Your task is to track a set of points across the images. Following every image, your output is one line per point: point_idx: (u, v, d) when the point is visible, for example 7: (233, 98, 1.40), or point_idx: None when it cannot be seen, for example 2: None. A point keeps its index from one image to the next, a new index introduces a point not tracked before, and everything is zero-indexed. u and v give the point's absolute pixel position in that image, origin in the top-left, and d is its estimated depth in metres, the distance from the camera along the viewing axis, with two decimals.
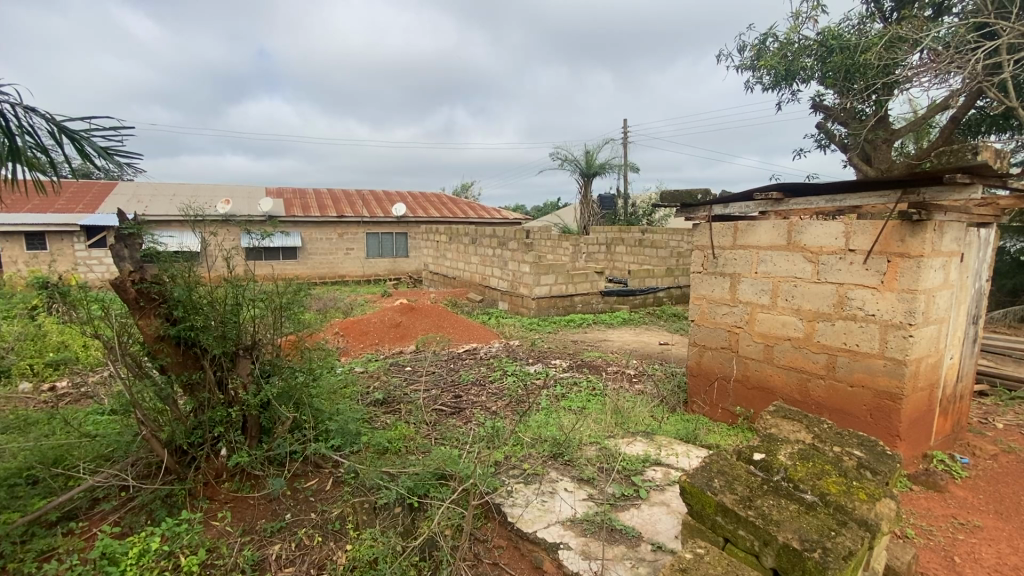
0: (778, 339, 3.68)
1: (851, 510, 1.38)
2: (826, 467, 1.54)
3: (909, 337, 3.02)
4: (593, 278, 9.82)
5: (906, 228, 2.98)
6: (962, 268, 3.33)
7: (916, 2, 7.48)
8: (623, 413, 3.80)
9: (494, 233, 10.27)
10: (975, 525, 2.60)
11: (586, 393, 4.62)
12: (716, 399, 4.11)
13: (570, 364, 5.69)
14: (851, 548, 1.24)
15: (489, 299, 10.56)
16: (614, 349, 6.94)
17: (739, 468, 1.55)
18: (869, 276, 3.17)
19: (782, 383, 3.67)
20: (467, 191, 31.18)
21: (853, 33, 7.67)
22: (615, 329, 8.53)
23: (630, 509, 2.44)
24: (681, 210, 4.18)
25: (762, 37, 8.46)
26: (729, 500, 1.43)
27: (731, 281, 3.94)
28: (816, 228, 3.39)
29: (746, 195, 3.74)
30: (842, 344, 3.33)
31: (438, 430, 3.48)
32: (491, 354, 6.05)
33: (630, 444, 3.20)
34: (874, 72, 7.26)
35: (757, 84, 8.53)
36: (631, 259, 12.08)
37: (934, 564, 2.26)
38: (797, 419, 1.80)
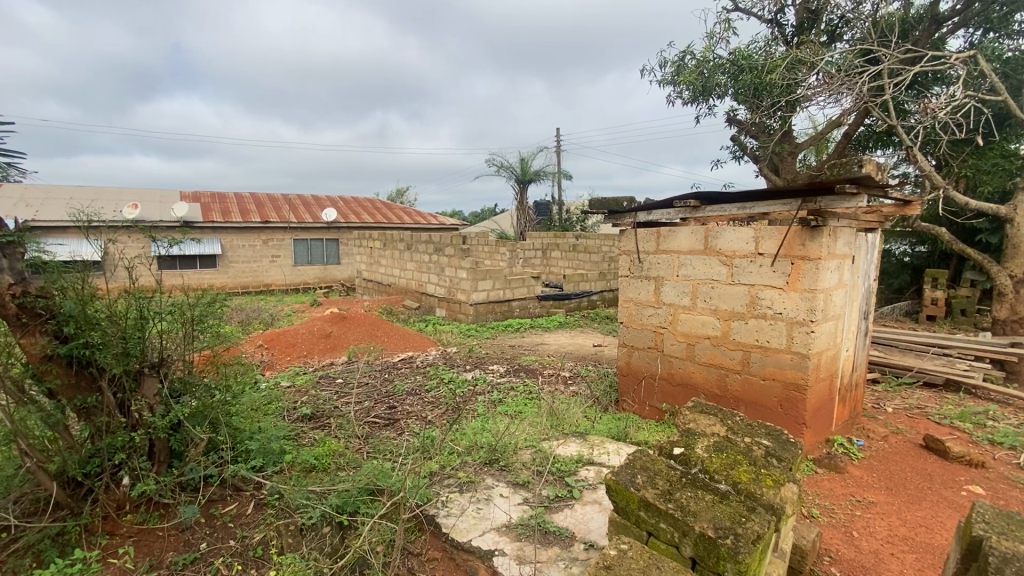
0: (698, 338, 3.91)
1: (759, 496, 1.46)
2: (738, 457, 1.61)
3: (812, 333, 3.30)
4: (530, 283, 9.94)
5: (807, 233, 3.25)
6: (854, 269, 3.70)
7: (813, 29, 8.26)
8: (559, 415, 3.86)
9: (429, 239, 10.14)
10: (869, 501, 2.88)
11: (522, 397, 4.65)
12: (644, 397, 4.29)
13: (507, 369, 5.73)
14: (759, 532, 1.32)
15: (425, 306, 10.41)
16: (550, 352, 7.08)
17: (659, 463, 1.61)
18: (775, 277, 3.44)
19: (703, 379, 3.90)
20: (402, 197, 30.50)
21: (760, 53, 8.34)
22: (552, 333, 8.66)
23: (564, 510, 2.48)
24: (609, 216, 4.35)
25: (680, 55, 9.00)
26: (650, 494, 1.49)
27: (655, 284, 4.13)
28: (729, 233, 3.64)
29: (668, 203, 3.96)
30: (755, 341, 3.59)
31: (370, 444, 3.37)
32: (427, 362, 5.94)
33: (564, 445, 3.26)
34: (778, 90, 7.94)
35: (678, 98, 9.07)
36: (566, 265, 12.34)
37: (836, 540, 2.47)
38: (713, 414, 1.89)
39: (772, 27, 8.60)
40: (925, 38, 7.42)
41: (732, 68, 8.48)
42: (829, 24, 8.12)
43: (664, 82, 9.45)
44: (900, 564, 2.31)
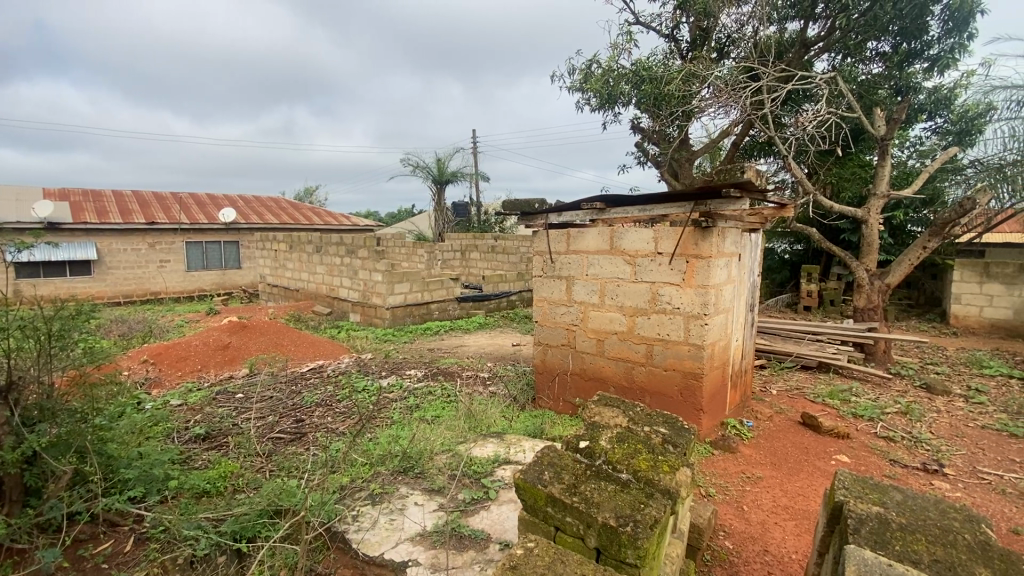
0: (606, 334, 4.08)
1: (657, 482, 1.54)
2: (638, 446, 1.68)
3: (706, 325, 3.58)
4: (448, 285, 9.84)
5: (699, 234, 3.52)
6: (741, 266, 4.07)
7: (705, 45, 8.97)
8: (476, 417, 3.85)
9: (341, 241, 9.68)
10: (757, 477, 3.18)
11: (439, 401, 4.58)
12: (558, 393, 4.42)
13: (425, 373, 5.62)
14: (656, 516, 1.39)
15: (338, 311, 9.94)
16: (470, 354, 7.06)
17: (566, 458, 1.64)
18: (673, 275, 3.68)
19: (612, 373, 4.09)
20: (311, 196, 28.83)
21: (659, 66, 8.93)
22: (471, 334, 8.63)
23: (479, 512, 2.47)
24: (522, 217, 4.43)
25: (587, 63, 9.39)
26: (557, 490, 1.51)
27: (566, 283, 4.27)
28: (631, 234, 3.84)
29: (576, 205, 4.10)
30: (657, 335, 3.81)
31: (274, 462, 3.14)
32: (339, 371, 5.66)
33: (481, 446, 3.25)
34: (676, 101, 8.54)
35: (586, 105, 9.45)
36: (485, 266, 12.37)
37: (729, 515, 2.70)
38: (616, 406, 1.97)
39: (669, 42, 9.24)
40: (797, 60, 8.36)
41: (634, 78, 8.98)
42: (718, 42, 8.86)
43: (572, 89, 9.81)
44: (782, 532, 2.56)
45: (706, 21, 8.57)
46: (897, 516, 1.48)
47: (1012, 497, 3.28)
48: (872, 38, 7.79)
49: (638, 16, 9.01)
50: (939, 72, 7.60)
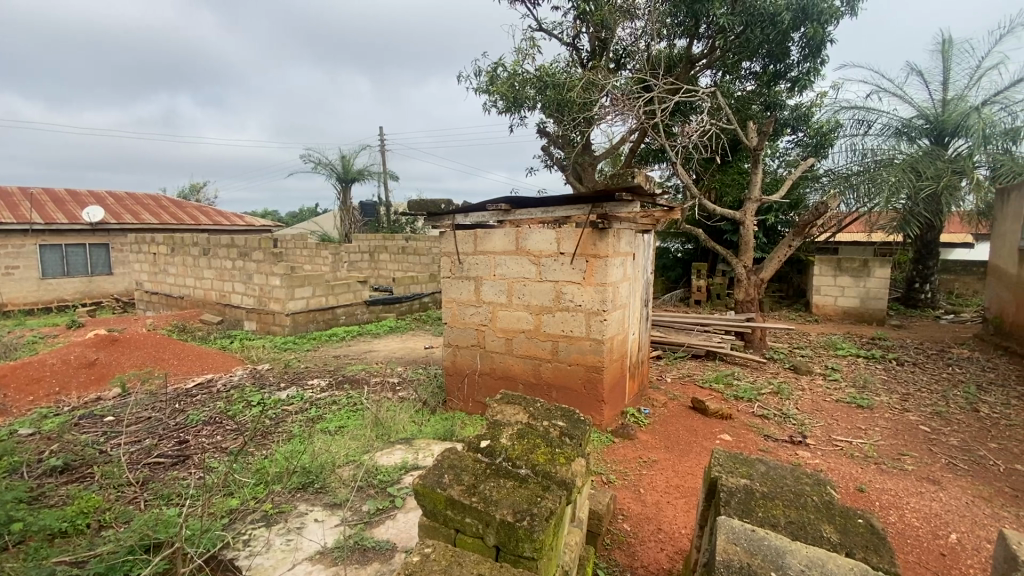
0: (514, 333, 4.16)
1: (553, 474, 1.59)
2: (537, 441, 1.73)
3: (605, 321, 3.77)
4: (356, 288, 9.45)
5: (597, 235, 3.71)
6: (635, 265, 4.34)
7: (604, 55, 9.45)
8: (383, 424, 3.73)
9: (231, 243, 8.89)
10: (653, 461, 3.41)
11: (345, 411, 4.38)
12: (468, 394, 4.43)
13: (329, 382, 5.35)
14: (552, 508, 1.43)
15: (231, 319, 9.14)
16: (379, 359, 6.84)
17: (467, 459, 1.64)
18: (575, 274, 3.84)
19: (520, 370, 4.17)
20: (197, 192, 26.10)
21: (561, 73, 9.27)
22: (381, 339, 8.34)
23: (385, 522, 2.39)
24: (428, 218, 4.38)
25: (493, 66, 9.51)
26: (456, 492, 1.50)
27: (475, 284, 4.28)
28: (536, 235, 3.95)
29: (482, 206, 4.14)
30: (562, 332, 3.95)
31: (151, 490, 2.81)
32: (231, 385, 5.19)
33: (388, 454, 3.16)
34: (577, 108, 8.91)
35: (492, 107, 9.56)
36: (394, 268, 12.03)
37: (628, 499, 2.87)
38: (518, 403, 2.00)
39: (570, 50, 9.62)
40: (684, 74, 9.09)
41: (538, 83, 9.23)
42: (615, 53, 9.38)
43: (479, 90, 9.87)
44: (673, 510, 2.76)
45: (604, 32, 9.03)
46: (760, 485, 1.67)
47: (858, 459, 3.84)
48: (746, 59, 8.68)
49: (540, 22, 9.27)
50: (799, 92, 8.72)
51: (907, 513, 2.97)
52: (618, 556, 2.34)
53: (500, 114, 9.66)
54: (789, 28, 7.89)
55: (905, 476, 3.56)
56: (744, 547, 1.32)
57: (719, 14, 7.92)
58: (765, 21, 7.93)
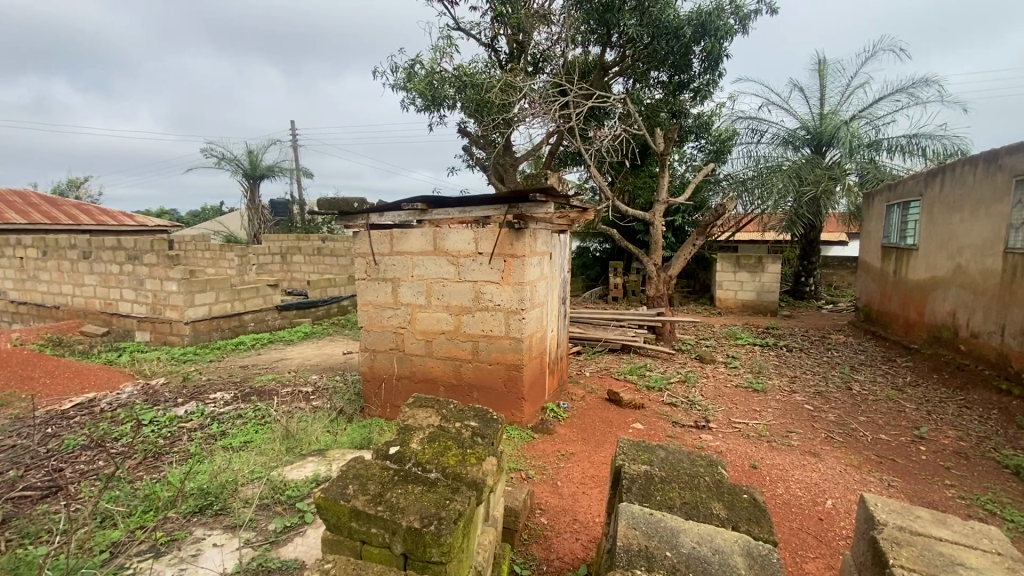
0: (434, 334, 4.10)
1: (464, 475, 1.59)
2: (448, 443, 1.71)
3: (523, 319, 3.83)
4: (266, 292, 8.86)
5: (513, 235, 3.75)
6: (552, 264, 4.45)
7: (522, 58, 9.60)
8: (294, 437, 3.52)
9: (118, 245, 7.98)
10: (571, 453, 3.52)
11: (252, 425, 4.08)
12: (387, 399, 4.32)
13: (235, 395, 4.96)
14: (460, 510, 1.42)
15: (119, 330, 8.20)
16: (292, 367, 6.46)
17: (373, 468, 1.59)
18: (493, 273, 3.86)
19: (441, 372, 4.12)
20: (77, 188, 23.17)
21: (480, 73, 9.29)
22: (296, 346, 7.87)
23: (293, 540, 2.25)
24: (340, 218, 4.22)
25: (410, 63, 9.33)
26: (360, 503, 1.45)
27: (392, 285, 4.17)
28: (453, 235, 3.92)
29: (397, 205, 4.05)
30: (481, 331, 3.96)
31: (12, 529, 2.44)
32: (118, 404, 4.65)
33: (299, 467, 2.98)
34: (496, 109, 8.99)
35: (411, 105, 9.38)
36: (309, 270, 11.41)
37: (546, 493, 2.93)
38: (431, 405, 1.98)
39: (488, 51, 9.67)
40: (598, 81, 9.44)
41: (457, 83, 9.19)
42: (533, 57, 9.56)
43: (397, 87, 9.65)
44: (588, 500, 2.86)
45: (521, 35, 9.18)
46: (659, 470, 1.78)
47: (753, 438, 4.20)
48: (654, 69, 9.20)
49: (458, 21, 9.25)
50: (701, 101, 9.39)
51: (792, 485, 3.31)
52: (534, 550, 2.38)
53: (418, 112, 9.50)
54: (690, 41, 8.47)
55: (792, 451, 3.95)
56: (642, 531, 1.40)
57: (628, 25, 8.35)
58: (670, 34, 8.48)
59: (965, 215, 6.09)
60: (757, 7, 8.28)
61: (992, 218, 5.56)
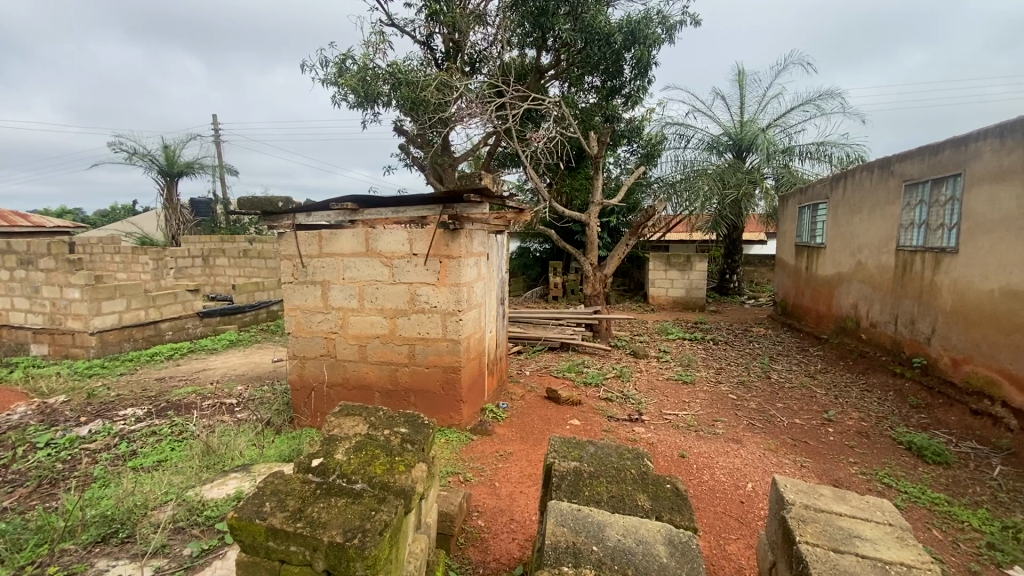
0: (368, 338, 3.98)
1: (392, 484, 1.55)
2: (375, 451, 1.67)
3: (460, 320, 3.79)
4: (185, 298, 8.23)
5: (449, 235, 3.71)
6: (489, 264, 4.44)
7: (458, 58, 9.54)
8: (215, 453, 3.28)
9: (7, 248, 7.13)
10: (509, 453, 3.54)
11: (167, 443, 3.76)
12: (317, 407, 4.15)
13: (149, 410, 4.57)
14: (387, 520, 1.38)
15: (10, 343, 7.32)
16: (216, 378, 6.04)
17: (293, 482, 1.52)
18: (428, 275, 3.80)
19: (375, 377, 4.01)
20: None
21: (415, 71, 9.13)
22: (220, 355, 7.37)
23: (211, 565, 2.09)
24: (264, 218, 4.01)
25: (341, 57, 9.00)
26: (278, 520, 1.37)
27: (321, 289, 4.00)
28: (386, 236, 3.83)
29: (325, 205, 3.90)
30: (417, 334, 3.89)
31: None
32: (6, 426, 4.14)
33: (220, 485, 2.76)
34: (432, 108, 8.86)
35: (342, 101, 9.05)
36: (234, 274, 10.72)
37: (484, 495, 2.92)
38: (358, 414, 1.91)
39: (424, 49, 9.52)
40: (534, 83, 9.53)
41: (391, 80, 8.97)
42: (469, 57, 9.51)
43: (327, 82, 9.28)
44: (525, 499, 2.88)
45: (456, 35, 9.12)
46: (588, 466, 1.81)
47: (683, 429, 4.41)
48: (588, 74, 9.43)
49: (391, 17, 9.03)
50: (632, 106, 9.72)
51: (717, 471, 3.50)
52: (471, 553, 2.36)
53: (350, 109, 9.18)
54: (622, 48, 8.75)
55: (717, 439, 4.19)
56: (570, 527, 1.43)
57: (563, 29, 8.52)
58: (602, 40, 8.72)
59: (864, 216, 6.70)
60: (682, 19, 8.70)
61: (887, 219, 6.15)
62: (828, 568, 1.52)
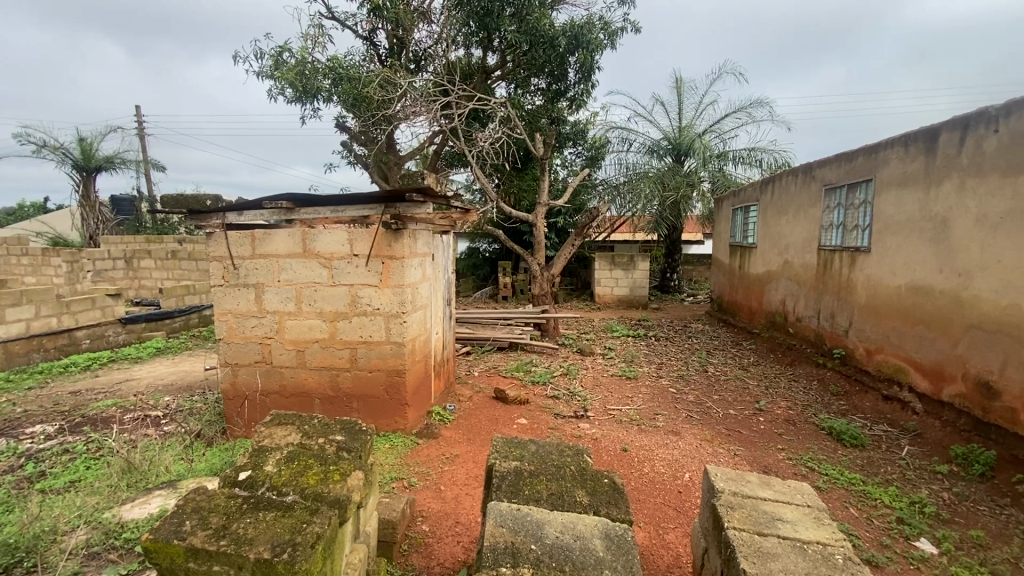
0: (306, 343, 3.83)
1: (326, 494, 1.50)
2: (308, 462, 1.61)
3: (404, 322, 3.72)
4: (104, 303, 7.61)
5: (391, 235, 3.63)
6: (434, 265, 4.39)
7: (402, 55, 9.38)
8: (137, 470, 3.04)
9: None
10: (455, 455, 3.51)
11: (82, 461, 3.46)
12: (252, 416, 3.95)
13: (62, 426, 4.19)
14: (319, 532, 1.33)
15: None
16: (140, 389, 5.62)
17: (218, 498, 1.44)
18: (370, 276, 3.70)
19: (315, 384, 3.86)
20: None
21: (357, 67, 8.87)
22: (144, 364, 6.86)
23: None
24: (190, 217, 3.78)
25: (277, 49, 8.62)
26: (198, 540, 1.28)
27: (255, 292, 3.82)
28: (325, 236, 3.70)
29: (258, 204, 3.72)
30: (359, 337, 3.78)
31: None
32: None
33: (141, 505, 2.52)
34: (375, 105, 8.64)
35: (278, 95, 8.65)
36: (161, 277, 10.01)
37: (429, 499, 2.88)
38: (291, 423, 1.84)
39: (366, 45, 9.28)
40: (480, 84, 9.51)
41: (332, 75, 8.68)
42: (413, 54, 9.36)
43: (262, 75, 8.86)
44: (470, 501, 2.87)
45: (400, 31, 8.95)
46: (529, 465, 1.83)
47: (627, 423, 4.55)
48: (533, 77, 9.51)
49: (331, 11, 8.73)
50: (577, 109, 9.91)
51: (657, 463, 3.63)
52: (414, 560, 2.32)
53: (288, 104, 8.80)
54: (566, 52, 8.88)
55: (658, 432, 4.35)
56: (509, 527, 1.43)
57: (508, 31, 8.57)
58: (546, 43, 8.79)
59: (790, 218, 7.17)
60: (623, 26, 8.95)
61: (809, 221, 6.61)
62: (753, 550, 1.61)
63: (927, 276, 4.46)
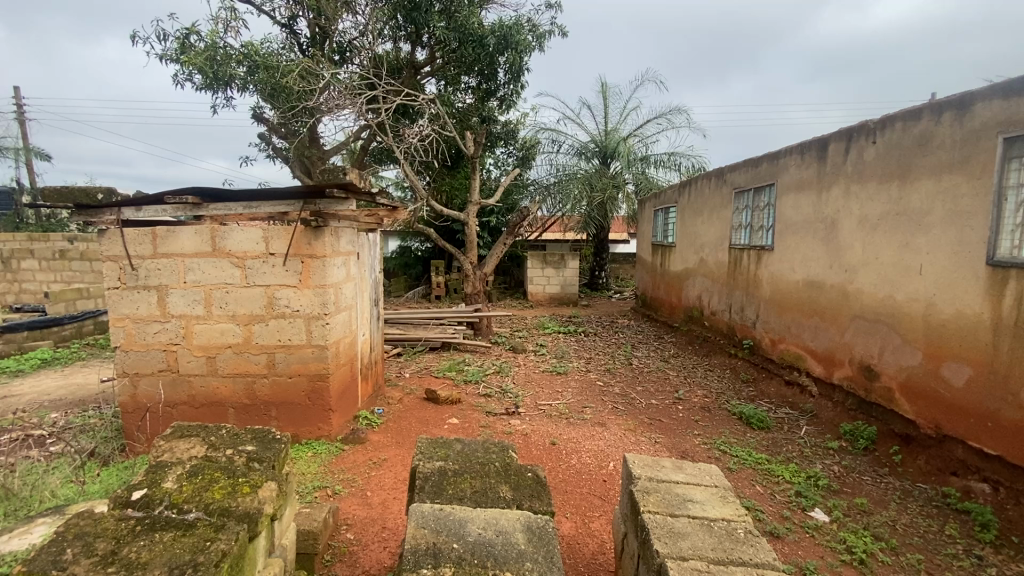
0: (218, 349, 3.57)
1: (234, 508, 1.42)
2: (213, 475, 1.51)
3: (326, 324, 3.58)
4: None
5: (311, 233, 3.47)
6: (359, 265, 4.25)
7: (325, 45, 8.98)
8: (16, 496, 2.70)
9: None
10: (383, 460, 3.42)
11: None
12: (157, 431, 3.63)
13: None
14: (225, 548, 1.25)
15: None
16: (21, 406, 4.99)
17: (107, 522, 1.31)
18: (289, 276, 3.52)
19: (228, 393, 3.62)
20: None
21: (275, 55, 8.39)
22: (26, 378, 6.09)
23: None
24: (78, 212, 3.41)
25: (184, 31, 7.95)
26: (82, 568, 1.16)
27: (157, 295, 3.51)
28: (237, 234, 3.47)
29: (159, 198, 3.42)
30: (278, 342, 3.59)
31: None
32: None
33: (20, 535, 2.23)
34: (295, 96, 8.21)
35: (185, 81, 7.98)
36: (47, 280, 8.93)
37: (354, 507, 2.79)
38: (194, 435, 1.72)
39: (285, 32, 8.79)
40: (409, 79, 9.32)
41: (247, 62, 8.14)
42: (337, 45, 9.00)
43: (166, 59, 8.14)
44: (398, 506, 2.82)
45: (323, 20, 8.57)
46: (454, 464, 1.82)
47: (556, 417, 4.66)
48: (463, 75, 9.45)
49: None
50: (506, 109, 9.99)
51: (584, 454, 3.75)
52: (338, 570, 2.24)
53: (196, 91, 8.15)
54: (495, 52, 8.91)
55: (586, 424, 4.49)
56: (431, 528, 1.42)
57: (436, 27, 8.48)
58: (475, 42, 8.76)
59: (705, 218, 7.66)
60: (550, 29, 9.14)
61: (722, 221, 7.10)
62: (666, 532, 1.70)
63: (819, 272, 4.93)
